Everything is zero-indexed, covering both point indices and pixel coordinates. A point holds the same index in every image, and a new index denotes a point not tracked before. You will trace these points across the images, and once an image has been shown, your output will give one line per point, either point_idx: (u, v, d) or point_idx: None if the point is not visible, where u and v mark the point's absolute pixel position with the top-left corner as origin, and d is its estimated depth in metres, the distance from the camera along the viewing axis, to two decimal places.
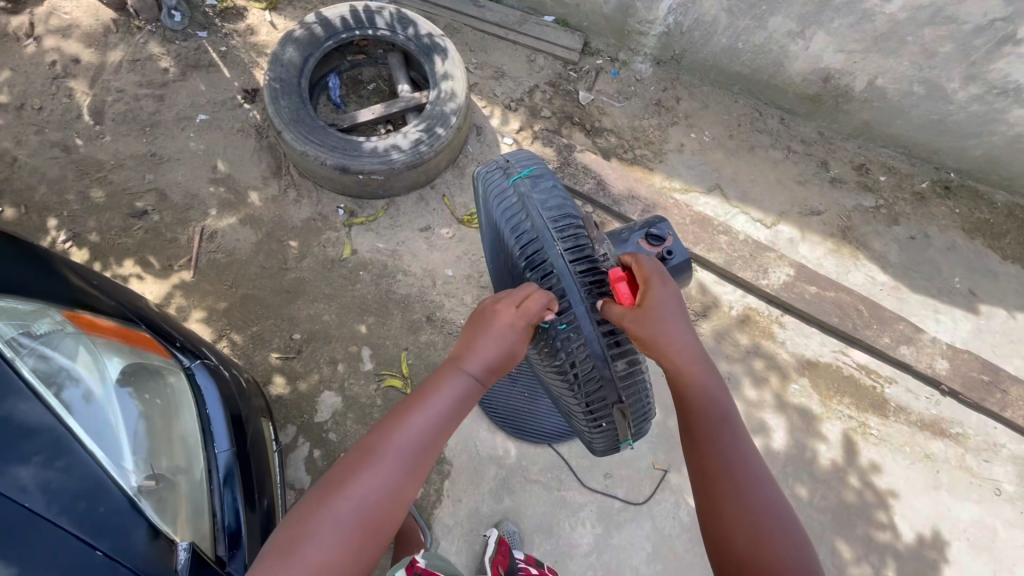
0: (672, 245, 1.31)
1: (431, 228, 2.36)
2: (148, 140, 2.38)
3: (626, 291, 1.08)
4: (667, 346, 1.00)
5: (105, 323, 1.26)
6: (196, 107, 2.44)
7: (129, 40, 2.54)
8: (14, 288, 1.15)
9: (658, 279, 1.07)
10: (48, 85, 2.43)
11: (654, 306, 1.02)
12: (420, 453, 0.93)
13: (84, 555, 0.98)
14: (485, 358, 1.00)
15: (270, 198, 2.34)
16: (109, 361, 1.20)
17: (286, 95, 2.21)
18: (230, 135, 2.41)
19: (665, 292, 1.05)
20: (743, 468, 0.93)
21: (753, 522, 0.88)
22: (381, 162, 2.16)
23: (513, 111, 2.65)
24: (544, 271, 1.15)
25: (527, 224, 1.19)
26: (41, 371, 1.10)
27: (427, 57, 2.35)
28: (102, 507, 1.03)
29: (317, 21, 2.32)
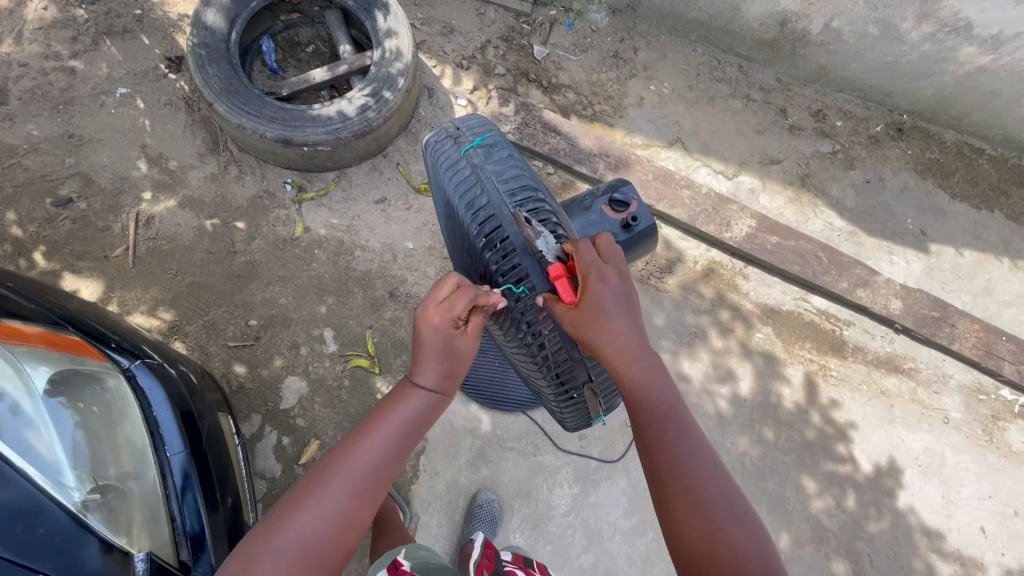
0: (637, 210, 1.26)
1: (387, 199, 2.25)
2: (64, 120, 2.16)
3: (567, 289, 1.03)
4: (607, 350, 0.98)
5: (29, 330, 1.15)
6: (114, 80, 2.22)
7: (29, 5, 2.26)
8: None
9: (597, 276, 1.00)
10: None
11: (590, 311, 0.98)
12: (372, 474, 0.94)
13: None
14: (442, 375, 1.01)
15: (210, 176, 2.18)
16: (35, 371, 1.10)
17: (214, 62, 2.02)
18: (158, 110, 2.21)
19: (605, 290, 0.99)
20: (692, 463, 0.92)
21: (703, 514, 0.87)
22: (327, 132, 2.02)
23: (465, 69, 2.51)
24: (504, 251, 1.09)
25: (482, 199, 1.13)
26: None
27: (367, 13, 2.18)
28: (41, 528, 0.97)
29: None
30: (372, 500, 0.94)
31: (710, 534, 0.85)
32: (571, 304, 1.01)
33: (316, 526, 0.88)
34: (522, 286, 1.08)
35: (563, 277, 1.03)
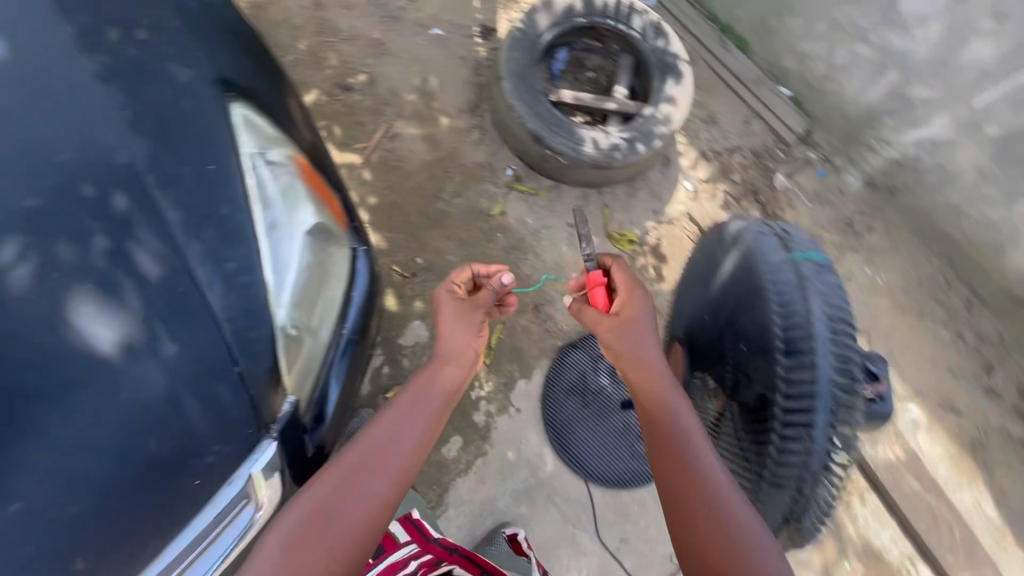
0: (885, 392, 1.12)
1: (580, 228, 2.34)
2: (382, 28, 2.44)
3: (601, 296, 1.39)
4: (636, 359, 1.24)
5: (316, 176, 1.30)
6: (436, 20, 2.46)
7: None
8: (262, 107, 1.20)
9: (627, 285, 1.34)
10: None
11: (613, 319, 1.30)
12: (407, 447, 1.18)
13: (225, 366, 1.01)
14: (452, 359, 1.36)
15: (457, 129, 2.39)
16: (305, 209, 1.22)
17: (521, 48, 2.20)
18: (452, 58, 2.44)
19: (631, 302, 1.31)
20: (700, 483, 1.00)
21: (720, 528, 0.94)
22: (573, 149, 2.13)
23: (706, 160, 2.57)
24: (799, 367, 0.86)
25: (798, 302, 0.91)
26: (261, 189, 1.12)
27: (660, 74, 2.28)
28: (255, 334, 1.05)
29: None
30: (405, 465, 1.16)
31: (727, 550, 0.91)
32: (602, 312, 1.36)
33: (364, 486, 1.10)
34: (802, 413, 0.84)
35: (600, 284, 1.39)
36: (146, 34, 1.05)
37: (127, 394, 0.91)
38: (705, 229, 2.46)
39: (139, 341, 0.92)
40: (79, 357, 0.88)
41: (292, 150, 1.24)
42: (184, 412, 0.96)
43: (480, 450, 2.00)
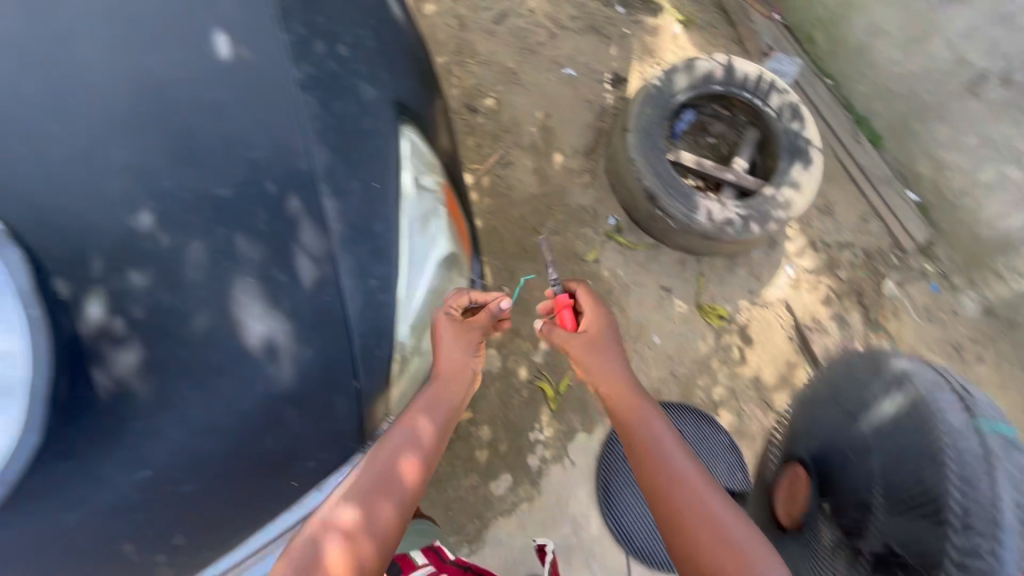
0: None
1: (671, 292, 2.29)
2: (518, 59, 2.48)
3: (567, 317, 1.38)
4: (608, 380, 1.24)
5: (455, 205, 1.31)
6: (571, 60, 2.48)
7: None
8: (424, 132, 1.24)
9: (590, 308, 1.35)
10: None
11: (579, 339, 1.30)
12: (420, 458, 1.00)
13: (345, 378, 1.02)
14: (452, 378, 1.12)
15: (569, 169, 2.39)
16: (439, 237, 1.23)
17: (654, 105, 2.19)
18: (579, 100, 2.45)
19: (592, 322, 1.32)
20: (674, 482, 1.03)
21: (706, 528, 0.97)
22: (685, 214, 2.09)
23: (814, 249, 2.47)
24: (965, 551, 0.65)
25: (975, 475, 0.69)
26: (412, 212, 1.15)
27: (787, 155, 2.21)
28: (377, 352, 1.06)
29: (723, 64, 2.26)
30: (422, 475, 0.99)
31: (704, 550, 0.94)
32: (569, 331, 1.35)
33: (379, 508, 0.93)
34: None
35: (564, 306, 1.39)
36: (347, 51, 1.11)
37: (259, 387, 0.94)
38: (800, 321, 2.35)
39: (281, 338, 0.95)
40: (228, 342, 0.92)
41: (443, 175, 1.28)
42: (302, 416, 0.98)
43: (528, 493, 1.98)
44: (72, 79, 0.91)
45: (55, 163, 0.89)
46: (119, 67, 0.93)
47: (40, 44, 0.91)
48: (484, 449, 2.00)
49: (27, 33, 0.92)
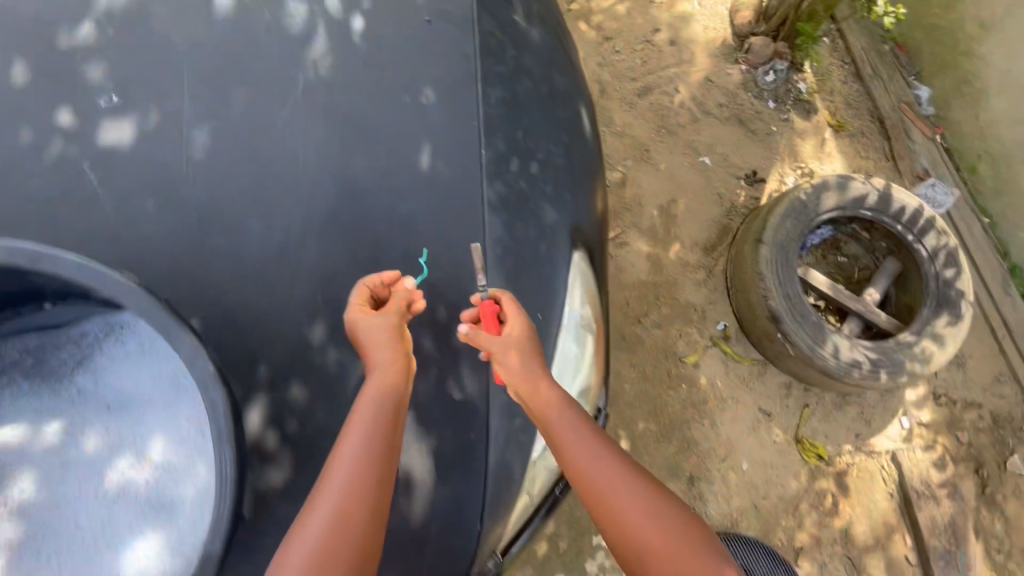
0: None
1: (770, 418, 2.14)
2: (654, 137, 2.37)
3: (491, 321, 0.90)
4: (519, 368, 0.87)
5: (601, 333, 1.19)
6: (709, 148, 2.36)
7: (718, 38, 2.45)
8: (590, 255, 1.16)
9: (513, 312, 0.90)
10: (635, 27, 2.46)
11: (503, 337, 0.88)
12: (361, 457, 0.72)
13: (468, 522, 0.94)
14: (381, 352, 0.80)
15: (685, 262, 2.27)
16: (582, 373, 1.12)
17: (795, 220, 2.04)
18: (709, 192, 2.32)
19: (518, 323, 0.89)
20: (605, 478, 0.80)
21: (660, 529, 0.75)
22: (809, 346, 1.94)
23: (935, 401, 2.25)
24: None
25: None
26: (562, 352, 1.08)
27: (934, 303, 2.03)
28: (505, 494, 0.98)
29: (880, 190, 2.09)
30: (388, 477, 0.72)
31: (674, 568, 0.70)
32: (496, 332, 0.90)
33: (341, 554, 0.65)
34: None
35: (488, 312, 0.90)
36: (538, 169, 1.05)
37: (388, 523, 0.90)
38: (906, 480, 2.15)
39: (419, 475, 0.92)
40: None
41: (599, 301, 1.19)
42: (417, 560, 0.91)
43: None
44: (276, 174, 0.88)
45: (247, 262, 0.85)
46: (326, 169, 0.90)
47: (252, 133, 0.88)
48: (543, 545, 1.91)
49: (236, 118, 0.87)
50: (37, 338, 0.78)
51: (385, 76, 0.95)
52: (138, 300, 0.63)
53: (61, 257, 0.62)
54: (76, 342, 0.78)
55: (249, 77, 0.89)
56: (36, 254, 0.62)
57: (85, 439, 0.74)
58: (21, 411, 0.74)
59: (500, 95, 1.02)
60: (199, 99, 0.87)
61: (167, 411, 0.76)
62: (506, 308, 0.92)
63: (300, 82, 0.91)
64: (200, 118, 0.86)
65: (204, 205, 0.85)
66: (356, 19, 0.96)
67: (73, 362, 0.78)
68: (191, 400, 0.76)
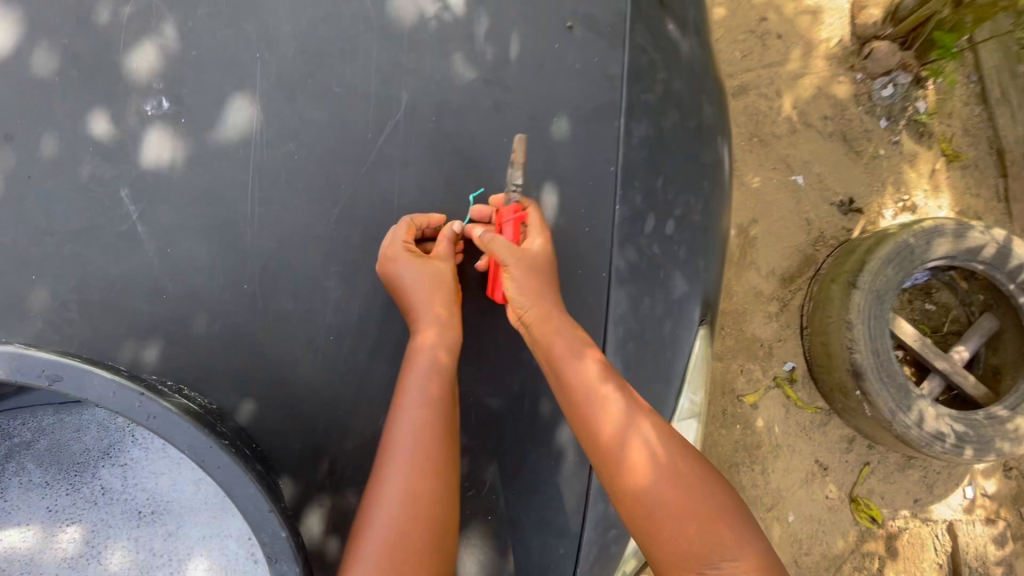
0: None
1: (825, 472, 1.98)
2: (744, 146, 2.11)
3: (512, 231, 0.78)
4: (549, 318, 0.76)
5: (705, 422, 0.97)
6: (805, 166, 2.10)
7: (834, 39, 2.15)
8: (711, 331, 0.95)
9: (537, 224, 0.78)
10: (740, 16, 2.16)
11: (522, 251, 0.75)
12: (416, 421, 0.70)
13: None
14: (429, 312, 0.76)
15: (758, 292, 2.05)
16: None
17: (898, 264, 1.81)
18: (797, 216, 2.08)
19: (541, 236, 0.77)
20: (642, 455, 0.70)
21: (697, 503, 0.67)
22: (891, 411, 1.75)
23: (1006, 474, 2.07)
24: None
25: None
26: None
27: None
28: None
29: (999, 243, 1.85)
30: (449, 440, 0.70)
31: (705, 529, 0.66)
32: (515, 245, 0.77)
33: (410, 530, 0.64)
34: None
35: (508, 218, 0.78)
36: (674, 228, 0.85)
37: None
38: (960, 553, 2.00)
39: None
40: None
41: (709, 380, 0.98)
42: None
43: None
44: (365, 219, 0.80)
45: (320, 333, 0.77)
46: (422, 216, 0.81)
47: (339, 169, 0.80)
48: None
49: (325, 153, 0.80)
50: (55, 416, 0.79)
51: (502, 110, 0.82)
52: (190, 437, 0.56)
53: (96, 378, 0.54)
54: (104, 428, 0.77)
55: (340, 103, 0.80)
56: (58, 372, 0.53)
57: (109, 554, 0.72)
58: (34, 507, 0.72)
59: (646, 132, 0.83)
60: (284, 125, 0.80)
61: (201, 526, 0.73)
62: (529, 222, 0.79)
63: (402, 103, 0.80)
64: (282, 152, 0.79)
65: (277, 254, 0.78)
66: (479, 35, 0.82)
67: (97, 453, 0.76)
68: (234, 519, 0.73)
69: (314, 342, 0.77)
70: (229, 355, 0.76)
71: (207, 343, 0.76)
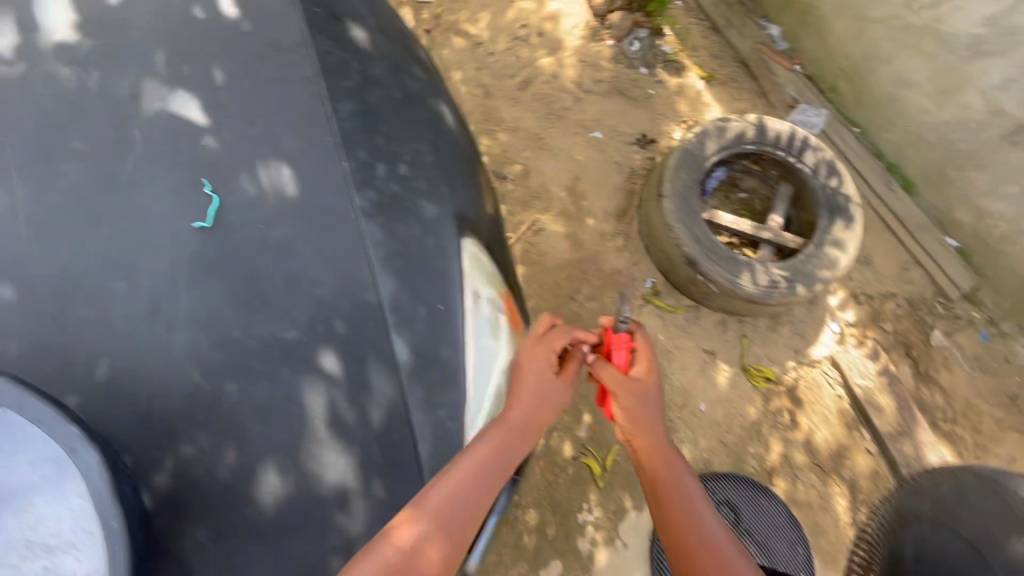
0: None
1: (714, 355, 2.23)
2: (545, 125, 2.47)
3: (622, 359, 1.17)
4: (650, 424, 1.07)
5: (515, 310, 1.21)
6: (598, 123, 2.47)
7: (582, 23, 2.62)
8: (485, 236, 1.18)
9: (645, 362, 1.14)
10: (504, 33, 2.60)
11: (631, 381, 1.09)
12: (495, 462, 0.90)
13: None
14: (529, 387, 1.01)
15: (601, 233, 2.35)
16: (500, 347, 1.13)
17: (687, 169, 2.18)
18: (607, 163, 2.43)
19: (646, 371, 1.13)
20: (697, 531, 0.95)
21: None
22: (728, 280, 2.05)
23: (857, 302, 2.40)
24: None
25: None
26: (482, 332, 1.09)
27: (828, 213, 2.17)
28: None
29: (755, 124, 2.26)
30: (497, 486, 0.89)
31: None
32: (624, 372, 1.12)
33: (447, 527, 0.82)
34: None
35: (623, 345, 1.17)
36: (406, 170, 1.10)
37: (331, 542, 0.89)
38: (850, 380, 2.27)
39: (352, 480, 0.91)
40: (302, 494, 0.89)
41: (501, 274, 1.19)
42: None
43: None
44: (130, 229, 0.96)
45: (119, 325, 0.92)
46: (180, 212, 0.97)
47: (99, 201, 0.97)
48: (531, 536, 1.93)
49: (82, 190, 0.98)
50: None
51: (224, 124, 1.04)
52: None
53: None
54: None
55: (87, 155, 1.00)
56: None
57: None
58: None
59: (352, 108, 1.09)
60: (42, 181, 0.98)
61: (47, 490, 0.76)
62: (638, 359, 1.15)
63: (136, 138, 1.01)
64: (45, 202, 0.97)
65: (62, 280, 0.93)
66: (194, 78, 1.06)
67: None
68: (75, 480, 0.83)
69: (116, 334, 0.91)
70: (44, 364, 0.89)
71: (18, 361, 0.89)
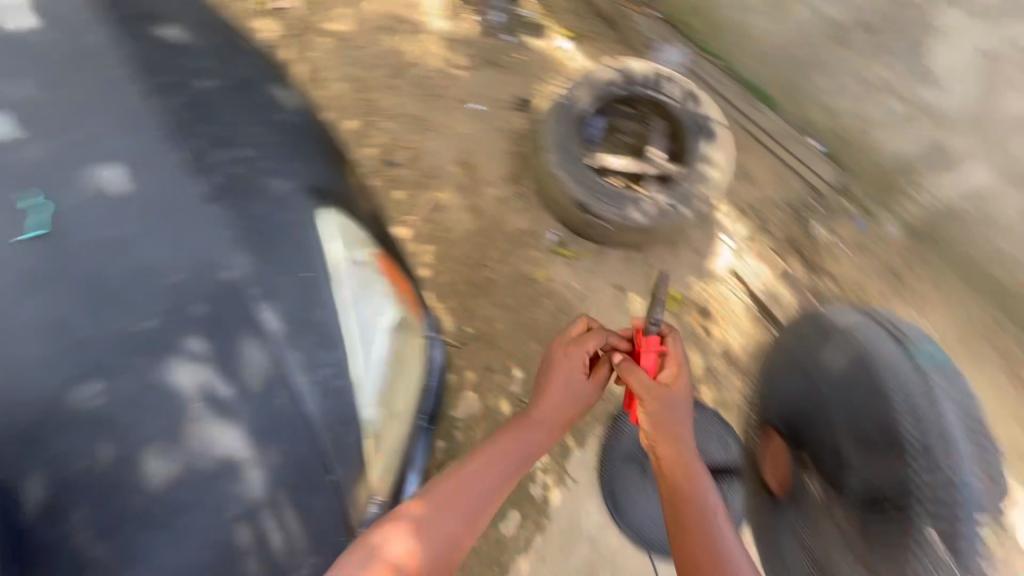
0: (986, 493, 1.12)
1: (624, 289, 2.36)
2: (426, 105, 2.52)
3: (652, 361, 1.55)
4: (670, 423, 1.46)
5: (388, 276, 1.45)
6: (475, 95, 2.55)
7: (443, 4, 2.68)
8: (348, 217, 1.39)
9: (674, 364, 1.52)
10: (367, 24, 2.62)
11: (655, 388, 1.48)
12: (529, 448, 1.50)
13: (310, 473, 1.13)
14: (559, 396, 1.56)
15: (499, 198, 2.43)
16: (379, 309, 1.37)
17: (563, 121, 2.29)
18: (491, 131, 2.51)
19: (673, 372, 1.52)
20: (696, 507, 1.35)
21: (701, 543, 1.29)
22: (617, 214, 2.18)
23: (745, 215, 2.59)
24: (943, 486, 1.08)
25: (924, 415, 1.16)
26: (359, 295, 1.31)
27: (695, 134, 2.33)
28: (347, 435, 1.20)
29: (617, 67, 2.38)
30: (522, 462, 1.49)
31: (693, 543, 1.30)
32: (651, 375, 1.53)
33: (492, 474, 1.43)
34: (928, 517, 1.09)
35: (654, 349, 1.55)
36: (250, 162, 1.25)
37: (228, 511, 1.03)
38: (748, 285, 2.47)
39: (242, 449, 1.05)
40: (191, 475, 1.01)
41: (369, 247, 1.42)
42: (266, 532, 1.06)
43: (538, 524, 1.98)
44: None
45: None
46: (13, 246, 1.06)
47: None
48: None
49: None
50: None
51: (60, 156, 1.14)
52: None
53: None
54: None
55: None
56: None
57: None
58: None
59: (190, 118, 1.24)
60: None
61: None
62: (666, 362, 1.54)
63: None
64: None
65: None
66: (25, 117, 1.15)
67: None
68: None
69: None
70: None
71: None
